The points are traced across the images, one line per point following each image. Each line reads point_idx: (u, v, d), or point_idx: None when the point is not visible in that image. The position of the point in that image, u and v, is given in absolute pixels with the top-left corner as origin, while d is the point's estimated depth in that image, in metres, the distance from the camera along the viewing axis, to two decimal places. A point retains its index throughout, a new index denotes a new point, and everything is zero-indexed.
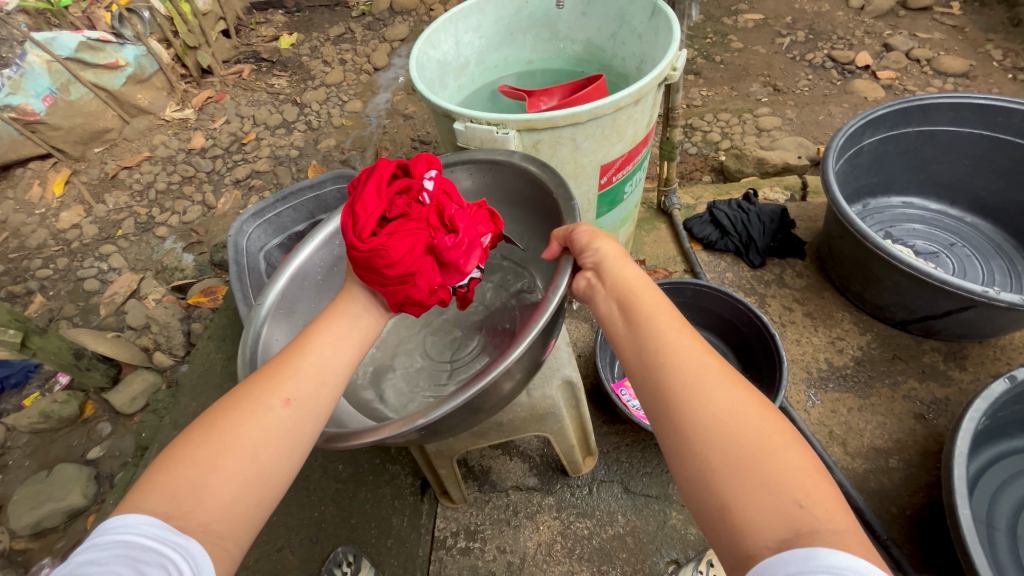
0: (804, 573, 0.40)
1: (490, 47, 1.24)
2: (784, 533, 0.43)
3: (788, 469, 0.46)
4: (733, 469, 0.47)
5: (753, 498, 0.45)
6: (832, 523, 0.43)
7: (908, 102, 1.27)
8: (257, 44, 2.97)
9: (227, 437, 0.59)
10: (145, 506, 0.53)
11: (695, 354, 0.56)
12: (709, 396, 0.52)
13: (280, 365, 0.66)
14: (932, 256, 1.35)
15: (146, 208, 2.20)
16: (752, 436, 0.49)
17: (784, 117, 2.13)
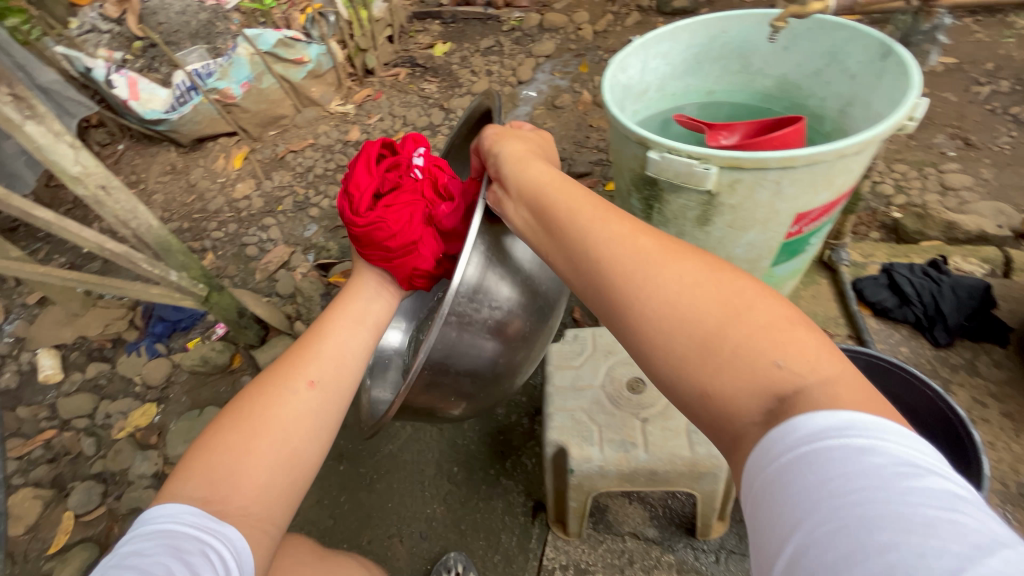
0: (797, 444, 0.41)
1: (674, 74, 1.20)
2: (768, 403, 0.45)
3: (757, 338, 0.47)
4: (699, 352, 0.48)
5: (740, 379, 0.46)
6: (813, 372, 0.45)
7: None
8: (414, 50, 3.20)
9: (260, 417, 0.73)
10: (186, 494, 0.66)
11: (630, 237, 0.58)
12: (659, 272, 0.53)
13: (296, 355, 0.84)
14: None
15: (304, 190, 2.44)
16: (719, 302, 0.49)
17: (977, 177, 1.86)
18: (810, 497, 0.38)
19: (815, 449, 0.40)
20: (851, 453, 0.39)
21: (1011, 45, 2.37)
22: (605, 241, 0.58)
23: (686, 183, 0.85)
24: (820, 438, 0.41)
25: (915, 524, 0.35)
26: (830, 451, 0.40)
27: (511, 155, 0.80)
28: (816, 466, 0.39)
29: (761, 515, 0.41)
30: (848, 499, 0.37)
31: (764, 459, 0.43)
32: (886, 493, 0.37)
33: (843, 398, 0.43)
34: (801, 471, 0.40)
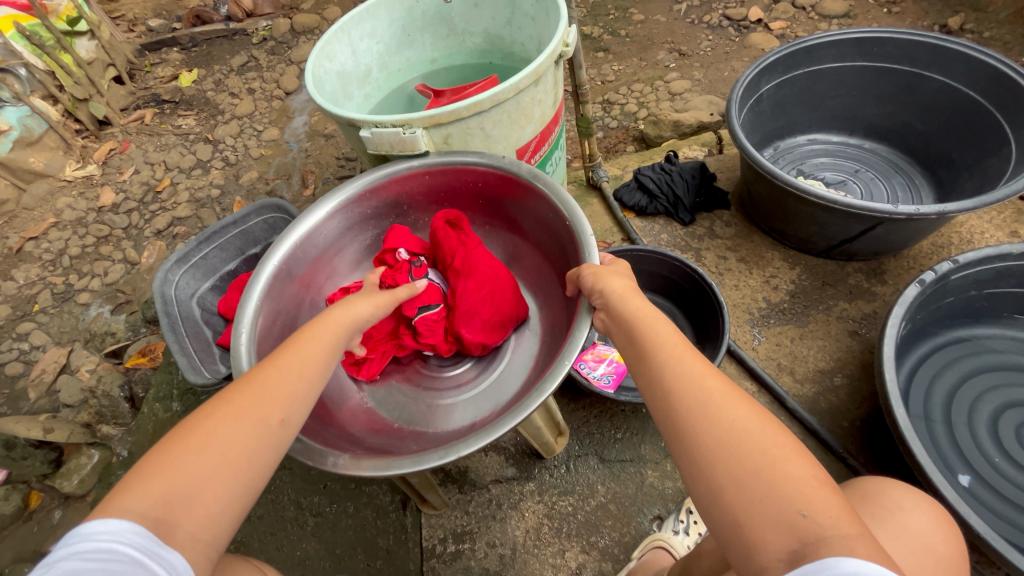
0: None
1: (390, 51, 1.23)
2: (792, 545, 0.47)
3: (793, 482, 0.50)
4: (739, 488, 0.51)
5: (763, 508, 0.49)
6: (838, 530, 0.46)
7: (794, 45, 1.34)
8: (156, 86, 2.82)
9: (222, 435, 0.60)
10: (134, 504, 0.54)
11: (699, 381, 0.59)
12: (713, 426, 0.55)
13: (286, 372, 0.68)
14: (842, 185, 1.43)
15: (62, 277, 2.05)
16: (752, 453, 0.52)
17: (693, 79, 2.20)
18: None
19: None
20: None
21: None
22: (711, 370, 0.60)
23: (404, 150, 0.91)
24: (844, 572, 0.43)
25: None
26: None
27: (618, 283, 0.72)
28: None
29: None
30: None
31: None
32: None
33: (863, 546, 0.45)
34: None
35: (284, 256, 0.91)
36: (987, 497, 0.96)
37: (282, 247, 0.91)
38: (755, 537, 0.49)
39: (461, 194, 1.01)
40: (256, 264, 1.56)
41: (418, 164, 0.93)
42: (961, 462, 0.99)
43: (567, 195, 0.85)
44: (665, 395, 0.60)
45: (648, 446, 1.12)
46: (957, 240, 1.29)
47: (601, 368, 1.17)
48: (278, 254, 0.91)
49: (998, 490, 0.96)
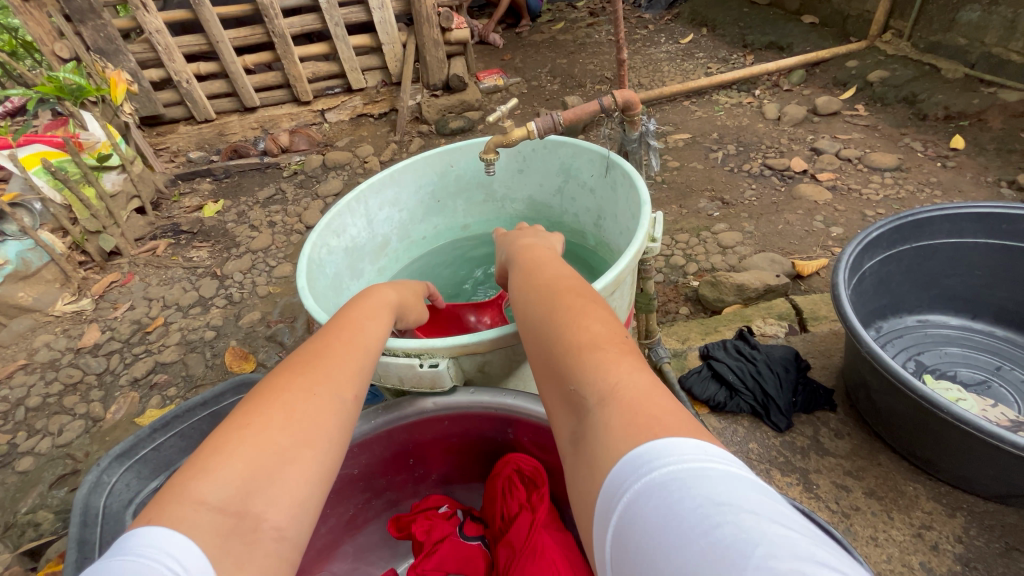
0: (624, 486, 0.42)
1: (414, 218, 1.03)
2: (575, 419, 0.52)
3: (577, 348, 0.56)
4: (547, 382, 0.59)
5: (556, 383, 0.57)
6: (594, 391, 0.51)
7: (901, 219, 1.10)
8: (178, 216, 2.77)
9: (291, 431, 0.57)
10: (211, 496, 0.50)
11: (547, 289, 0.68)
12: (536, 333, 0.63)
13: (354, 348, 0.68)
14: (984, 388, 1.10)
15: (9, 434, 1.74)
16: (562, 344, 0.58)
17: (743, 231, 2.01)
18: (653, 531, 0.37)
19: (641, 485, 0.41)
20: (665, 502, 0.38)
21: (723, 118, 2.90)
22: (561, 280, 0.69)
23: (419, 384, 0.76)
24: (631, 467, 0.42)
25: (725, 541, 0.34)
26: (652, 500, 0.39)
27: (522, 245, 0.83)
28: (649, 492, 0.40)
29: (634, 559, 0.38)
30: (684, 529, 0.36)
31: (611, 505, 0.42)
32: (704, 514, 0.36)
33: (616, 420, 0.47)
34: (640, 507, 0.40)
35: None
36: None
37: None
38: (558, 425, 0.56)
39: (485, 441, 0.85)
40: None
41: (429, 406, 0.77)
42: None
43: None
44: (520, 290, 0.72)
45: None
46: None
47: None
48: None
49: None
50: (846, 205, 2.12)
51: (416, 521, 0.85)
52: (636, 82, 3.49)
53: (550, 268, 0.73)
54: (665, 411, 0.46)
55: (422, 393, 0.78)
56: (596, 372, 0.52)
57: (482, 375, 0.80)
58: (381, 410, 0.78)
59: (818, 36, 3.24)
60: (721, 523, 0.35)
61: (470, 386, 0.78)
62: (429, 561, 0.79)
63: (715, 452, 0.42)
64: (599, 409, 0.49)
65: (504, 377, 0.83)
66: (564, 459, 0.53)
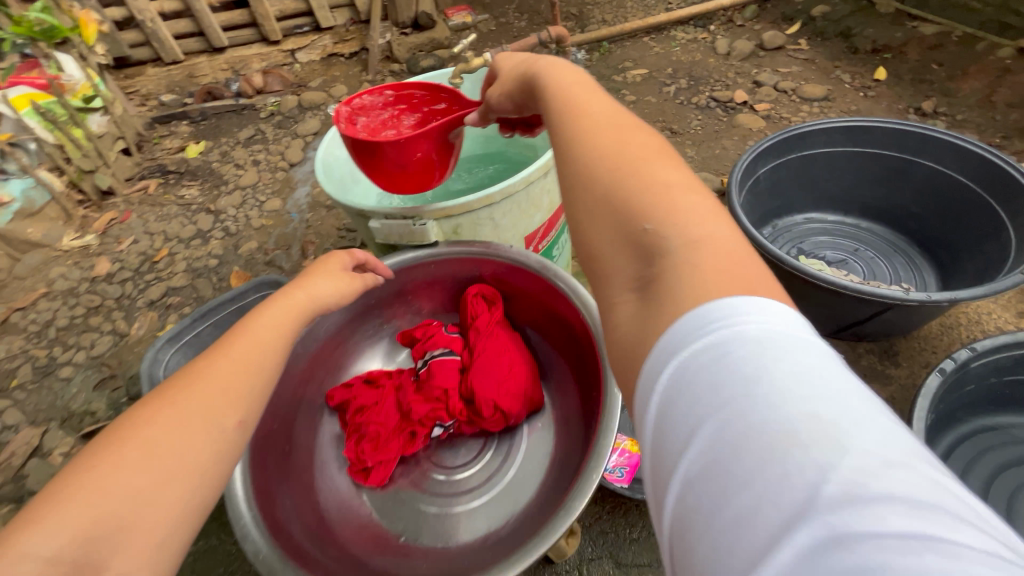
0: (710, 332, 0.47)
1: None
2: (644, 261, 0.58)
3: (655, 197, 0.61)
4: (606, 221, 0.63)
5: (617, 226, 0.62)
6: (676, 235, 0.57)
7: (788, 132, 1.39)
8: (163, 157, 2.89)
9: (171, 436, 0.72)
10: (46, 535, 0.60)
11: (615, 143, 0.69)
12: (603, 181, 0.65)
13: (249, 358, 0.84)
14: (843, 264, 1.44)
15: (46, 349, 1.98)
16: (641, 191, 0.62)
17: (686, 156, 2.29)
18: (733, 394, 0.43)
19: (730, 350, 0.45)
20: (746, 376, 0.43)
21: (678, 53, 3.10)
22: (626, 133, 0.70)
23: (412, 239, 1.03)
24: (716, 317, 0.48)
25: (809, 415, 0.40)
26: (734, 361, 0.44)
27: (564, 91, 0.81)
28: (723, 355, 0.45)
29: (708, 417, 0.43)
30: (771, 399, 0.41)
31: (683, 353, 0.48)
32: (787, 385, 0.42)
33: (707, 267, 0.53)
34: (709, 364, 0.45)
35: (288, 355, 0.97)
36: None
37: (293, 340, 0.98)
38: (615, 266, 0.62)
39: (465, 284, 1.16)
40: None
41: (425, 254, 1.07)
42: None
43: (535, 260, 0.99)
44: (576, 140, 0.72)
45: None
46: (966, 320, 1.26)
47: (613, 458, 1.12)
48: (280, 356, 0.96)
49: None
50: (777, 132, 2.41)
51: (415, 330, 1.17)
52: (599, 18, 3.60)
53: (611, 121, 0.73)
54: (747, 272, 0.53)
55: (412, 247, 1.06)
56: (680, 219, 0.57)
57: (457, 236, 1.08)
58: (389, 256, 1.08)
59: None
60: (804, 398, 0.41)
61: (450, 241, 1.06)
62: (426, 346, 1.11)
63: (790, 319, 0.47)
64: (682, 257, 0.55)
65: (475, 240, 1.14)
66: (625, 292, 0.60)
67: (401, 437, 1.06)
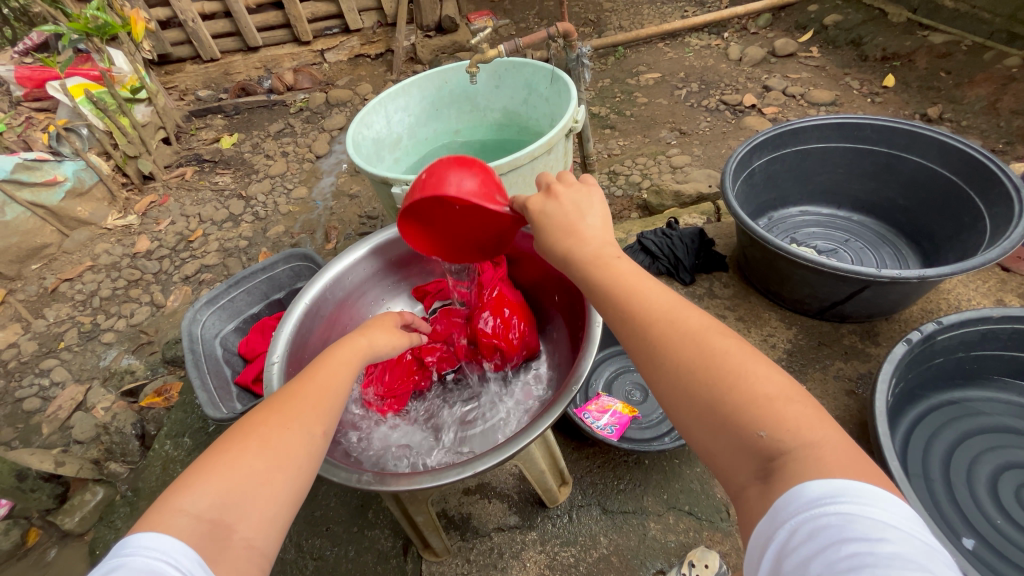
0: (829, 511, 0.45)
1: (419, 122, 1.40)
2: (761, 463, 0.51)
3: (757, 397, 0.54)
4: (708, 424, 0.56)
5: (728, 438, 0.54)
6: (797, 441, 0.50)
7: (782, 127, 1.48)
8: (199, 147, 3.08)
9: (282, 432, 0.65)
10: (190, 505, 0.56)
11: (687, 330, 0.61)
12: (701, 390, 0.57)
13: (342, 371, 0.76)
14: (833, 252, 1.52)
15: (90, 317, 2.15)
16: (739, 394, 0.54)
17: (692, 155, 2.39)
18: (853, 557, 0.42)
19: (842, 511, 0.44)
20: (866, 540, 0.42)
21: (691, 59, 3.20)
22: (682, 310, 0.64)
23: None
24: (832, 497, 0.45)
25: None
26: (853, 526, 0.43)
27: (594, 242, 0.73)
28: (848, 520, 0.44)
29: (824, 561, 0.42)
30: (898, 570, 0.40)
31: (802, 503, 0.46)
32: (912, 568, 0.40)
33: (835, 463, 0.48)
34: (829, 523, 0.44)
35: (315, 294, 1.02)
36: (994, 561, 0.96)
37: (316, 285, 1.03)
38: (730, 466, 0.54)
39: None
40: (278, 309, 1.66)
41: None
42: (964, 524, 1.00)
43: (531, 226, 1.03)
44: (636, 327, 0.64)
45: (651, 498, 1.15)
46: (946, 306, 1.34)
47: (604, 419, 1.21)
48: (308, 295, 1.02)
49: (1005, 554, 0.96)
50: None
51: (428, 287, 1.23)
52: (616, 24, 3.72)
53: (659, 295, 0.67)
54: (869, 468, 0.48)
55: None
56: (794, 425, 0.51)
57: None
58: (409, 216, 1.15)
59: None
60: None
61: None
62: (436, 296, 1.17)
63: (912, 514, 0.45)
64: (806, 455, 0.49)
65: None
66: (747, 490, 0.52)
67: (409, 374, 1.08)
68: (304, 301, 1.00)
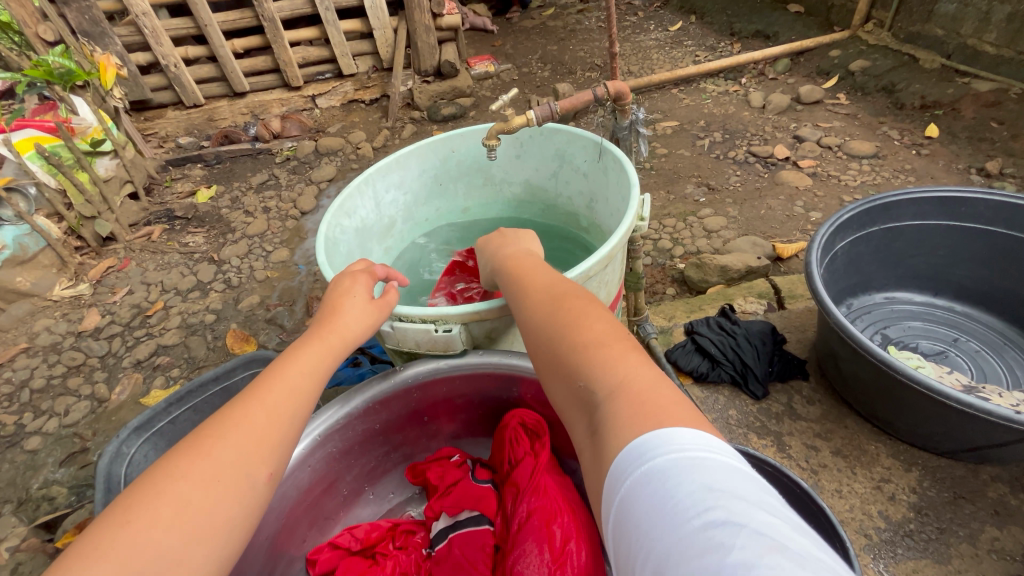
0: (638, 469, 0.43)
1: (418, 201, 1.10)
2: (587, 417, 0.54)
3: (588, 342, 0.59)
4: (560, 382, 0.60)
5: (569, 392, 0.58)
6: (606, 387, 0.53)
7: (871, 202, 1.19)
8: (171, 201, 2.78)
9: (205, 495, 0.57)
10: None
11: (556, 294, 0.69)
12: (547, 342, 0.63)
13: (289, 395, 0.67)
14: (941, 357, 1.21)
15: (15, 415, 1.78)
16: (579, 346, 0.59)
17: (727, 216, 2.10)
18: (651, 510, 0.40)
19: (652, 465, 0.43)
20: (665, 485, 0.40)
21: (710, 105, 2.97)
22: (551, 281, 0.72)
23: (432, 347, 0.84)
24: (644, 457, 0.44)
25: (716, 526, 0.36)
26: (656, 471, 0.42)
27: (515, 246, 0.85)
28: (651, 478, 0.42)
29: (632, 529, 0.40)
30: (681, 513, 0.38)
31: (619, 481, 0.44)
32: (699, 498, 0.38)
33: (630, 414, 0.49)
34: (640, 491, 0.42)
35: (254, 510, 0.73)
36: None
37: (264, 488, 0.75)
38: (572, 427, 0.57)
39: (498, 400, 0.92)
40: None
41: (445, 367, 0.85)
42: None
43: None
44: (518, 295, 0.73)
45: None
46: None
47: None
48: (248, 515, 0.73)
49: None
50: (825, 190, 2.22)
51: (429, 468, 0.94)
52: (625, 69, 3.53)
53: (544, 274, 0.74)
54: (677, 406, 0.49)
55: (433, 355, 0.86)
56: (609, 367, 0.54)
57: (488, 340, 0.88)
58: (415, 366, 0.86)
59: (804, 25, 3.31)
60: (712, 508, 0.37)
61: (481, 349, 0.87)
62: (445, 502, 0.88)
63: (721, 444, 0.43)
64: (613, 406, 0.51)
65: (509, 341, 0.92)
66: (585, 458, 0.53)
67: None
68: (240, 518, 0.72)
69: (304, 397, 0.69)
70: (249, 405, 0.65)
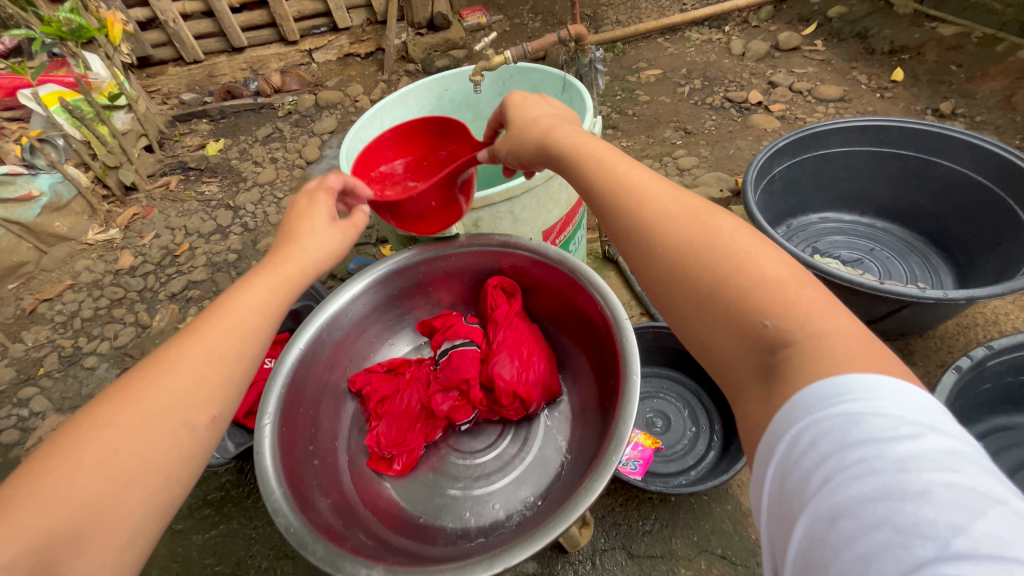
0: (837, 410, 0.47)
1: None
2: (764, 352, 0.56)
3: (765, 280, 0.59)
4: (705, 312, 0.63)
5: (732, 327, 0.60)
6: (803, 330, 0.54)
7: (803, 132, 1.39)
8: (183, 154, 2.95)
9: (169, 400, 0.69)
10: (56, 490, 0.59)
11: (692, 211, 0.69)
12: (698, 268, 0.64)
13: (249, 317, 0.78)
14: (858, 263, 1.45)
15: (71, 340, 2.04)
16: (751, 281, 0.59)
17: (699, 156, 2.30)
18: (864, 458, 0.43)
19: (853, 412, 0.46)
20: (877, 441, 0.43)
21: (693, 54, 3.10)
22: (662, 189, 0.73)
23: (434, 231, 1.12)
24: (843, 397, 0.47)
25: (960, 490, 0.39)
26: (860, 418, 0.45)
27: (566, 129, 0.88)
28: (858, 422, 0.45)
29: (833, 468, 0.44)
30: (916, 473, 0.40)
31: (818, 419, 0.47)
32: (935, 464, 0.41)
33: (840, 357, 0.51)
34: (848, 434, 0.45)
35: (308, 340, 0.99)
36: None
37: (310, 327, 1.01)
38: (732, 360, 0.60)
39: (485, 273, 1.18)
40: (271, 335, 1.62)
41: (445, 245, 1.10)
42: None
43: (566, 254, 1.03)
44: (623, 209, 0.73)
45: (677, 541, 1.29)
46: (984, 322, 1.31)
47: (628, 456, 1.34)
48: (302, 341, 0.99)
49: None
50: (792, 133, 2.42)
51: (434, 321, 1.21)
52: (613, 19, 3.61)
53: (656, 181, 0.75)
54: (879, 358, 0.51)
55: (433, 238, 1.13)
56: (800, 313, 0.55)
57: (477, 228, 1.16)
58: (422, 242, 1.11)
59: None
60: (953, 473, 0.40)
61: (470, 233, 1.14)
62: (447, 334, 1.14)
63: (935, 411, 0.45)
64: (810, 346, 0.53)
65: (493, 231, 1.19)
66: (752, 392, 0.57)
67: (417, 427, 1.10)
68: (296, 347, 0.97)
69: (262, 326, 0.80)
70: (211, 329, 0.75)
